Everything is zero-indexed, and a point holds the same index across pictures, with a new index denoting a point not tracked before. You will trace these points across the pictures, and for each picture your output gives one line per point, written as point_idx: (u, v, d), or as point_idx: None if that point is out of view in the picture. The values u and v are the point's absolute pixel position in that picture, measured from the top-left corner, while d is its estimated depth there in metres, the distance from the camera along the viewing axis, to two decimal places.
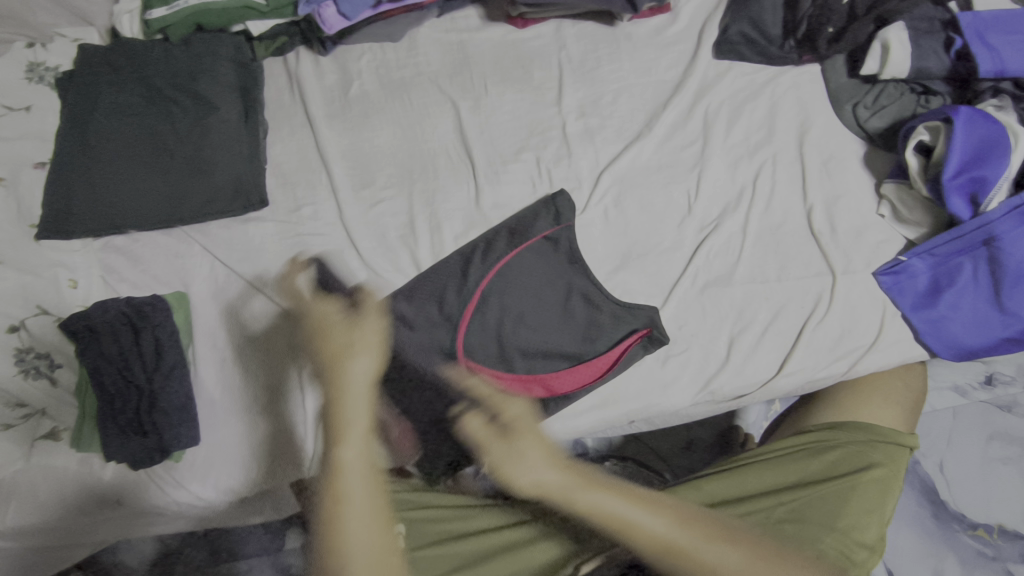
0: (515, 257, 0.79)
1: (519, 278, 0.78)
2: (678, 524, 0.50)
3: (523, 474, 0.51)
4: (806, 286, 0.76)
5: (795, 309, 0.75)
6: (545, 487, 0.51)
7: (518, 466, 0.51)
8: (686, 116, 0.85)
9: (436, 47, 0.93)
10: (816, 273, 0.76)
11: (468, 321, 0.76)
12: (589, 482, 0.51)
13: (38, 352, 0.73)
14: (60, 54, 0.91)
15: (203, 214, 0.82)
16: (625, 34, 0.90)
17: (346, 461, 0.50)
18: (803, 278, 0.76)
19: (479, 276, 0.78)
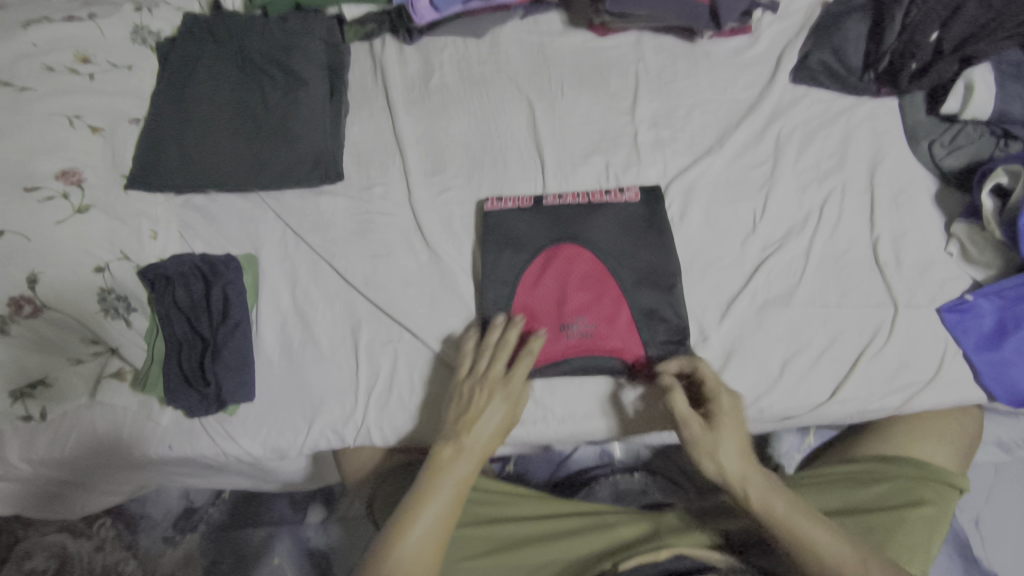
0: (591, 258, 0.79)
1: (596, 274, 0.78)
2: (794, 506, 0.60)
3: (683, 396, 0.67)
4: (864, 316, 0.76)
5: (852, 338, 0.75)
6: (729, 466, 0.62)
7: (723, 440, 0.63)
8: (758, 136, 0.86)
9: (517, 47, 0.96)
10: (876, 302, 0.76)
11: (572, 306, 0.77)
12: (743, 458, 0.63)
13: (118, 295, 0.75)
14: (163, 20, 0.97)
15: (280, 182, 0.85)
16: (704, 52, 0.92)
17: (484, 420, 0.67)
18: (864, 307, 0.76)
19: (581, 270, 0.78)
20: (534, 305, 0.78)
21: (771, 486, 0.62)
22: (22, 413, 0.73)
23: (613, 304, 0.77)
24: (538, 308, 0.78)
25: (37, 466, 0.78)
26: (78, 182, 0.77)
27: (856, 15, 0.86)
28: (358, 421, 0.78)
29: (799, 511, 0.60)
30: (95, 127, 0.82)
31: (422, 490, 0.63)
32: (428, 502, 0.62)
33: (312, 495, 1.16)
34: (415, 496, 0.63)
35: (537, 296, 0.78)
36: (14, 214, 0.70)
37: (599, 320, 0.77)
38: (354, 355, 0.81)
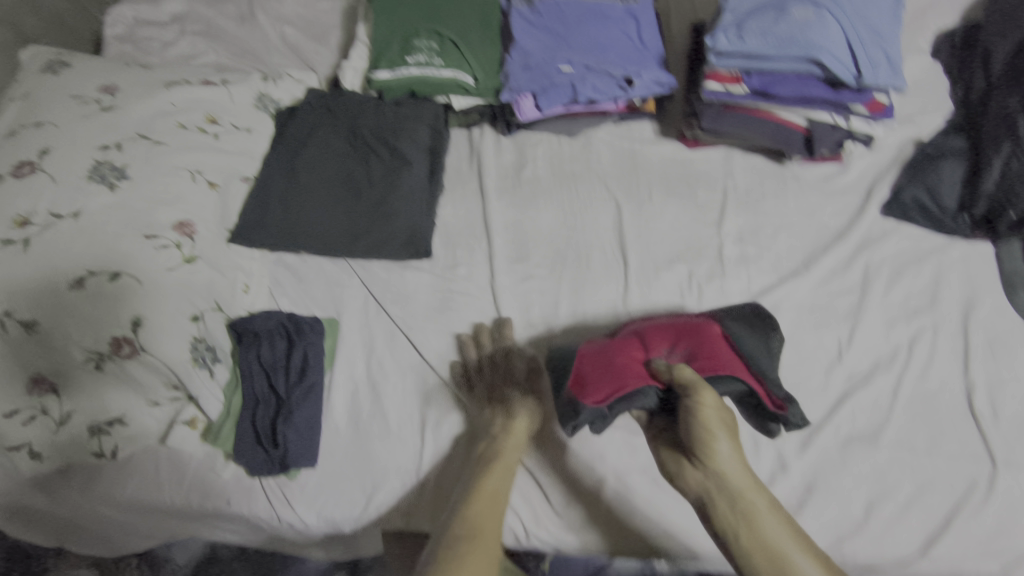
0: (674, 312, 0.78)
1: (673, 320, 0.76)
2: (796, 536, 0.57)
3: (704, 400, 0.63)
4: (957, 468, 0.72)
5: (945, 492, 0.71)
6: (729, 473, 0.61)
7: (728, 452, 0.62)
8: (846, 264, 0.86)
9: (609, 150, 1.00)
10: (971, 457, 0.73)
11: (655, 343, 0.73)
12: (744, 471, 0.61)
13: (208, 345, 0.78)
14: (285, 90, 1.05)
15: (372, 253, 0.89)
16: (793, 175, 0.94)
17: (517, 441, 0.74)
18: (959, 460, 0.72)
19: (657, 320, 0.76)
20: (621, 367, 0.68)
21: (774, 513, 0.58)
22: (96, 448, 0.73)
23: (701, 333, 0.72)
24: (625, 365, 0.68)
25: (98, 504, 0.79)
26: (191, 234, 0.81)
27: (951, 159, 0.88)
28: (417, 504, 0.77)
29: (795, 549, 0.56)
30: (213, 183, 0.88)
31: (470, 523, 0.58)
32: (477, 537, 0.57)
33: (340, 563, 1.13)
34: (464, 533, 0.57)
35: (619, 365, 0.69)
36: (131, 258, 0.74)
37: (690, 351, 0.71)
38: (421, 433, 0.80)
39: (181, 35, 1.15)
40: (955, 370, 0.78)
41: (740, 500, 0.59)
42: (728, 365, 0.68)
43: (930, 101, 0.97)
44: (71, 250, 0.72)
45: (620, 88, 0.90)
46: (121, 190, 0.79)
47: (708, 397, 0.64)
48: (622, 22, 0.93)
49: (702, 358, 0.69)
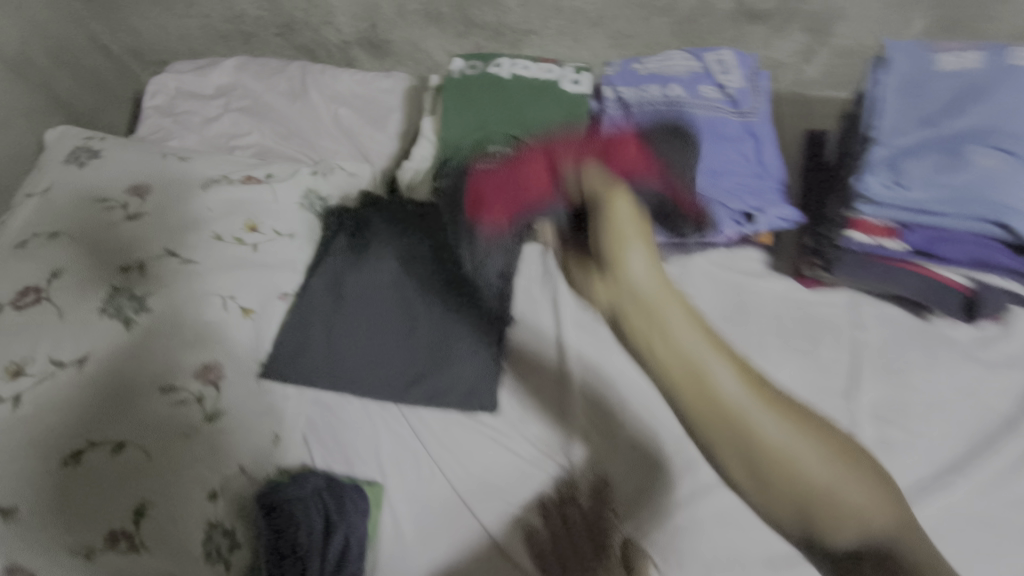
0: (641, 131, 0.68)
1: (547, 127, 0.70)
2: (771, 428, 0.36)
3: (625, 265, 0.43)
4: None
5: None
6: (726, 394, 0.37)
7: (724, 374, 0.37)
8: (1018, 466, 0.68)
9: (710, 282, 0.83)
10: None
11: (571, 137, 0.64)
12: (745, 381, 0.38)
13: (224, 529, 0.63)
14: (335, 186, 0.92)
15: (430, 401, 0.75)
16: (941, 335, 0.77)
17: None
18: None
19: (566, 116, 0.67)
20: (516, 187, 0.62)
21: (767, 402, 0.37)
22: None
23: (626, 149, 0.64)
24: (527, 181, 0.62)
25: None
26: (215, 379, 0.67)
27: None
28: None
29: (790, 422, 0.37)
30: (247, 309, 0.74)
31: None
32: None
33: None
34: None
35: (510, 203, 0.63)
36: (143, 423, 0.61)
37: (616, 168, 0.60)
38: None
39: (224, 111, 1.04)
40: None
41: (687, 354, 0.38)
42: (649, 173, 0.62)
43: None
44: (70, 414, 0.60)
45: (737, 223, 0.76)
46: (138, 328, 0.65)
47: (614, 204, 0.47)
48: (738, 140, 0.78)
49: (614, 162, 0.60)
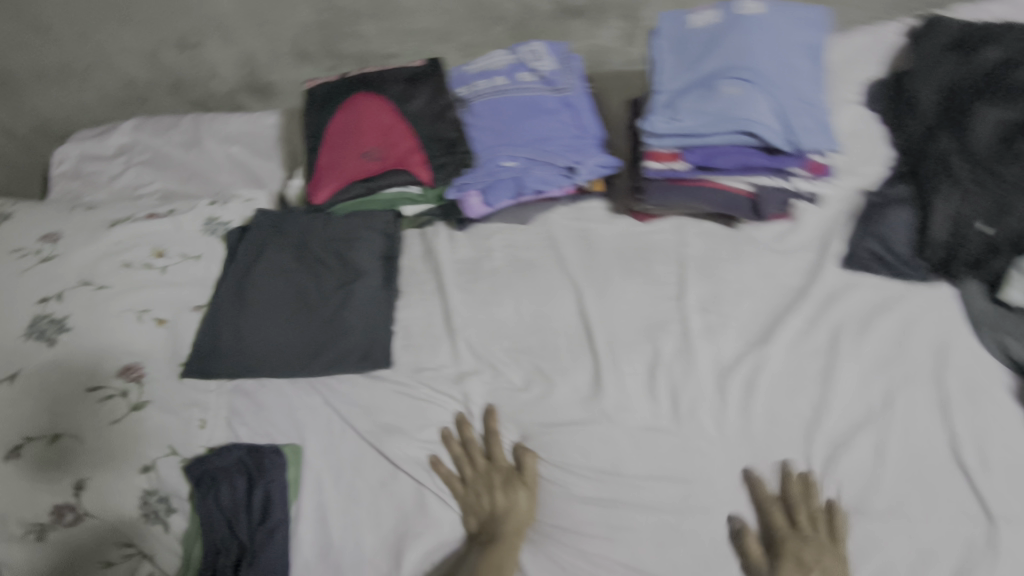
0: (371, 97, 0.99)
1: (363, 106, 0.98)
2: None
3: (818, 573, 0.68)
4: (952, 529, 0.70)
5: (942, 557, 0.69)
6: None
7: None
8: (812, 324, 0.85)
9: (564, 233, 1.00)
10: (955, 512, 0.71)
11: (366, 125, 0.96)
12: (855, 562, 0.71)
13: (159, 496, 0.74)
14: (235, 212, 1.03)
15: (330, 369, 0.86)
16: (747, 237, 0.94)
17: (520, 500, 0.77)
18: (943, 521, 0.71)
19: (368, 102, 0.98)
20: (343, 143, 0.96)
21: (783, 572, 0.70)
22: None
23: (402, 134, 0.95)
24: (347, 146, 0.95)
25: None
26: (138, 377, 0.79)
27: (897, 206, 0.88)
28: None
29: None
30: (161, 319, 0.86)
31: None
32: None
33: None
34: None
35: (341, 137, 0.96)
36: (77, 416, 0.73)
37: (375, 145, 0.95)
38: (397, 559, 0.76)
39: (128, 167, 1.15)
40: (941, 415, 0.77)
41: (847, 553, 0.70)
42: (409, 164, 0.93)
43: (868, 149, 0.98)
44: (10, 421, 0.71)
45: (565, 176, 0.91)
46: (61, 345, 0.77)
47: (770, 493, 0.75)
48: (557, 109, 0.93)
49: (389, 160, 0.94)
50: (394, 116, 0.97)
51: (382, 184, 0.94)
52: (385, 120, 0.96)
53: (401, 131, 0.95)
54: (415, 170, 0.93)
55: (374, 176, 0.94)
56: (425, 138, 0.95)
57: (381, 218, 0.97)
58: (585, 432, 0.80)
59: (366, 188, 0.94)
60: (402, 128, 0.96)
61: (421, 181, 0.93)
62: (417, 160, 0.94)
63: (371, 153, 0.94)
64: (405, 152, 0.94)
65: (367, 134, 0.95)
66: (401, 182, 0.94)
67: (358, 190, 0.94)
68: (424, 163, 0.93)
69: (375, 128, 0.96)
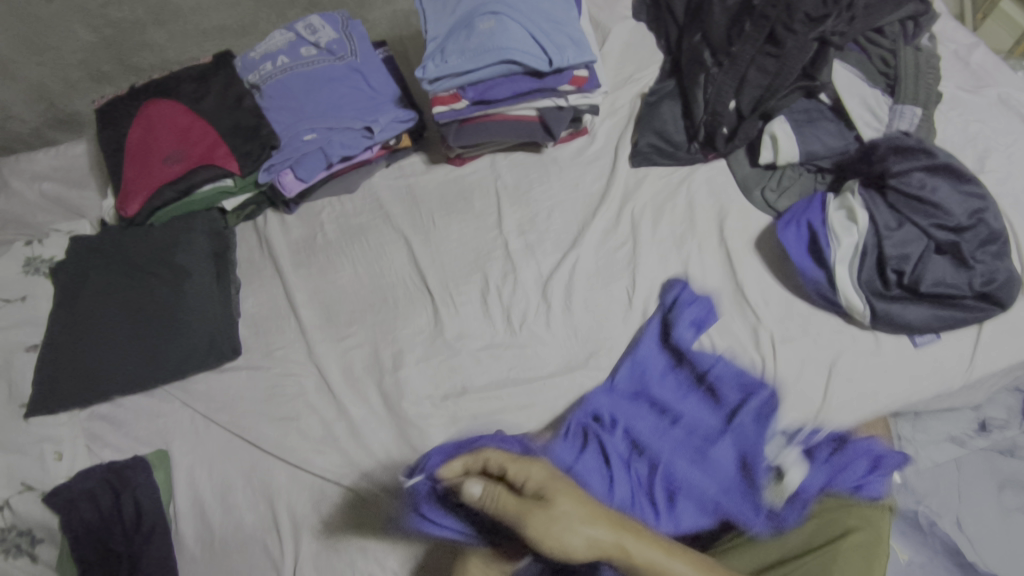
0: (164, 102, 0.99)
1: (157, 112, 0.98)
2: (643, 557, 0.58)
3: (570, 535, 0.58)
4: (738, 359, 0.80)
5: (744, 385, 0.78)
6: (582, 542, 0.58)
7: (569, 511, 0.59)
8: (615, 221, 0.94)
9: (389, 192, 1.04)
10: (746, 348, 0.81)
11: (164, 130, 0.97)
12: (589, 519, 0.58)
13: (20, 529, 0.76)
14: (55, 246, 1.00)
15: (181, 371, 0.88)
16: (552, 158, 1.02)
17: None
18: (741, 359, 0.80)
19: (162, 108, 0.99)
20: (144, 153, 0.96)
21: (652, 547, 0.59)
22: None
23: (202, 132, 0.97)
24: (148, 154, 0.96)
25: None
26: None
27: (666, 100, 0.99)
28: None
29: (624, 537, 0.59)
30: None
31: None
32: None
33: None
34: None
35: (141, 148, 0.96)
36: None
37: (177, 148, 0.96)
38: (276, 527, 0.79)
39: None
40: (730, 269, 0.87)
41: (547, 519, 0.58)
42: (215, 158, 0.95)
43: (641, 57, 1.08)
44: None
45: (365, 137, 0.96)
46: None
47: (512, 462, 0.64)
48: (347, 76, 1.00)
49: (194, 158, 0.95)
50: (191, 115, 0.98)
51: (192, 183, 0.94)
52: (183, 121, 0.97)
53: (199, 129, 0.97)
54: (222, 162, 0.95)
55: (182, 176, 0.94)
56: (226, 130, 0.97)
57: (203, 218, 0.99)
58: (430, 364, 0.86)
59: (177, 191, 0.94)
60: (201, 125, 0.97)
61: (231, 172, 0.95)
62: (222, 152, 0.95)
63: (173, 156, 0.95)
64: (209, 147, 0.95)
65: (167, 139, 0.96)
66: (210, 176, 0.95)
67: (169, 193, 0.94)
68: (230, 154, 0.95)
69: (173, 132, 0.97)
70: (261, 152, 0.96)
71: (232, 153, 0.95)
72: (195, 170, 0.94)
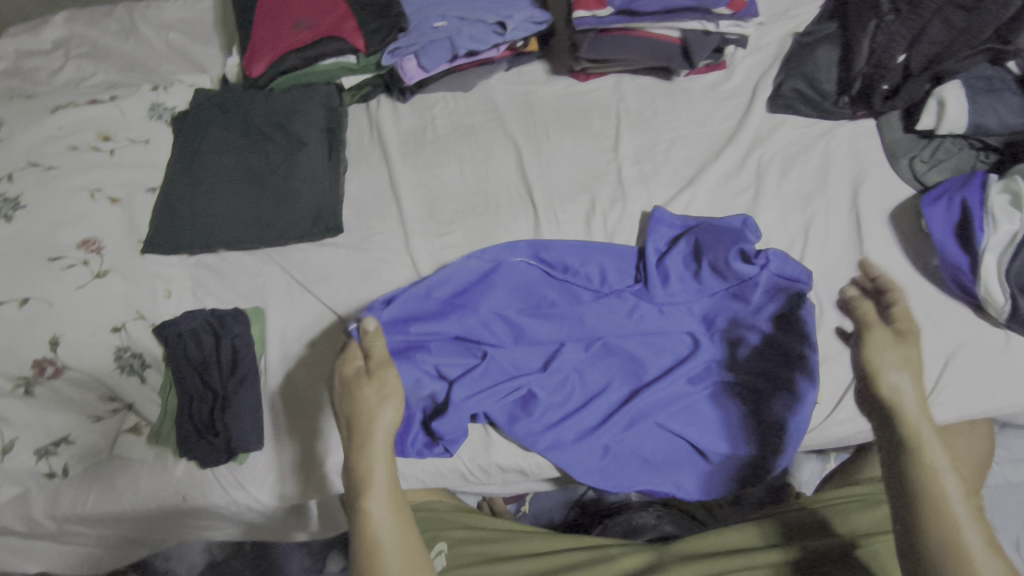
0: None
1: None
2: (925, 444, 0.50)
3: (898, 378, 0.54)
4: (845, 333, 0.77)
5: (847, 358, 0.75)
6: (904, 394, 0.53)
7: (890, 358, 0.55)
8: (740, 164, 0.89)
9: (505, 96, 1.01)
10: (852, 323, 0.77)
11: None
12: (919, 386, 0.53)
13: (133, 352, 0.80)
14: (178, 96, 1.03)
15: (286, 236, 0.91)
16: (682, 89, 0.96)
17: (375, 521, 0.52)
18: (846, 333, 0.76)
19: None
20: (274, 15, 0.96)
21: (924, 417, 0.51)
22: (46, 469, 0.79)
23: (333, 4, 0.96)
24: (279, 19, 0.95)
25: (62, 520, 0.84)
26: (98, 250, 0.82)
27: (824, 44, 0.90)
28: None
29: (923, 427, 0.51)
30: (114, 198, 0.87)
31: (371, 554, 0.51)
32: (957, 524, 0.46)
33: (328, 543, 1.06)
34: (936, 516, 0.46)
35: (272, 9, 0.96)
36: (38, 281, 0.76)
37: (307, 16, 0.95)
38: None
39: (67, 60, 1.11)
40: (858, 235, 0.82)
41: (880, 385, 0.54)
42: (342, 32, 0.93)
43: None
44: None
45: (496, 33, 0.93)
46: (17, 220, 0.79)
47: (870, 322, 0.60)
48: None
49: (321, 29, 0.94)
50: None
51: (317, 53, 0.94)
52: None
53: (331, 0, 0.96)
54: (348, 36, 0.93)
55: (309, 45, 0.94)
56: (357, 6, 0.95)
57: (320, 93, 1.00)
58: None
59: (302, 59, 0.94)
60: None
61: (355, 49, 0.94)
62: (349, 27, 0.94)
63: (303, 23, 0.95)
64: (338, 19, 0.94)
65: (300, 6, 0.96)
66: (334, 50, 0.94)
67: (293, 59, 0.94)
68: (356, 30, 0.93)
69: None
70: (389, 32, 0.93)
71: (360, 29, 0.94)
72: (323, 42, 0.94)
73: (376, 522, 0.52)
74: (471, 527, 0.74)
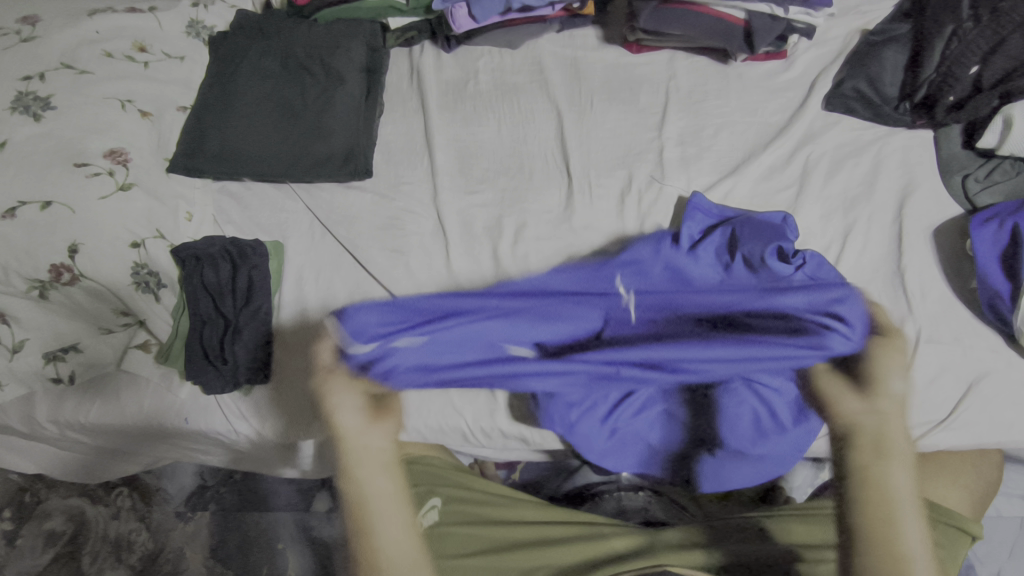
0: None
1: None
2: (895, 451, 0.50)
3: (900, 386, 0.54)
4: None
5: None
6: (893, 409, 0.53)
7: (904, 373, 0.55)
8: (786, 160, 0.86)
9: (553, 58, 0.98)
10: None
11: None
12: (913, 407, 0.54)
13: (150, 270, 0.79)
14: (218, 16, 1.00)
15: (313, 172, 0.89)
16: (736, 74, 0.93)
17: (385, 536, 0.55)
18: None
19: None
20: None
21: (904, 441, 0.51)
22: (53, 373, 0.80)
23: None
24: None
25: (63, 427, 0.84)
26: (124, 161, 0.80)
27: (893, 45, 0.87)
28: None
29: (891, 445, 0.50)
30: (145, 112, 0.85)
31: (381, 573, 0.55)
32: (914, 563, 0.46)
33: (318, 483, 1.06)
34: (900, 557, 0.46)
35: None
36: (61, 184, 0.74)
37: None
38: None
39: None
40: (898, 248, 0.79)
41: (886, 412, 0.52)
42: None
43: None
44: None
45: None
46: (46, 121, 0.77)
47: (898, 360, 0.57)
48: None
49: None
50: None
51: None
52: None
53: None
54: None
55: None
56: None
57: (363, 32, 0.97)
58: (552, 244, 0.84)
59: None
60: None
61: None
62: None
63: None
64: None
65: None
66: None
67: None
68: None
69: None
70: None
71: None
72: None
73: (388, 536, 0.55)
74: (462, 487, 0.74)
